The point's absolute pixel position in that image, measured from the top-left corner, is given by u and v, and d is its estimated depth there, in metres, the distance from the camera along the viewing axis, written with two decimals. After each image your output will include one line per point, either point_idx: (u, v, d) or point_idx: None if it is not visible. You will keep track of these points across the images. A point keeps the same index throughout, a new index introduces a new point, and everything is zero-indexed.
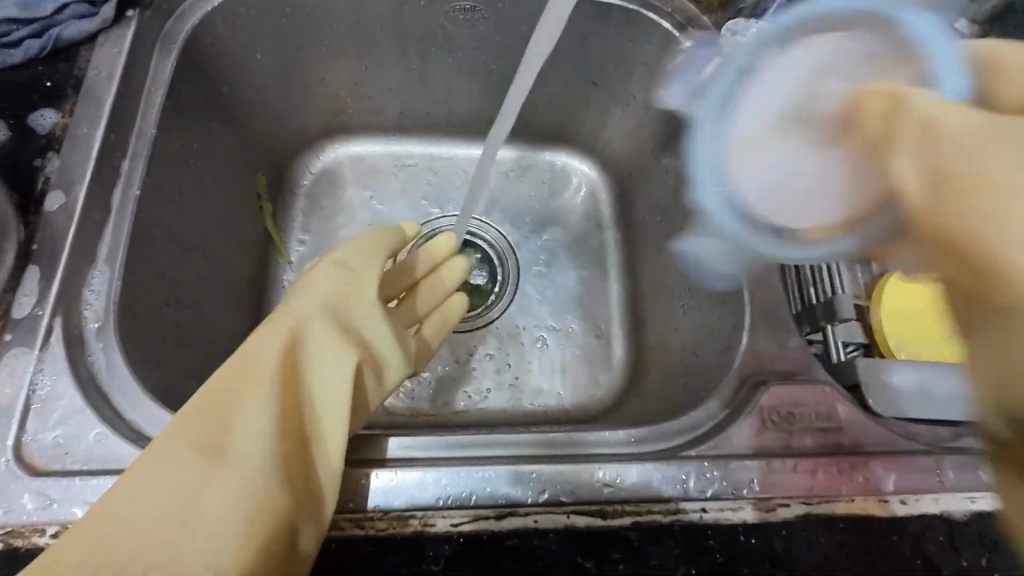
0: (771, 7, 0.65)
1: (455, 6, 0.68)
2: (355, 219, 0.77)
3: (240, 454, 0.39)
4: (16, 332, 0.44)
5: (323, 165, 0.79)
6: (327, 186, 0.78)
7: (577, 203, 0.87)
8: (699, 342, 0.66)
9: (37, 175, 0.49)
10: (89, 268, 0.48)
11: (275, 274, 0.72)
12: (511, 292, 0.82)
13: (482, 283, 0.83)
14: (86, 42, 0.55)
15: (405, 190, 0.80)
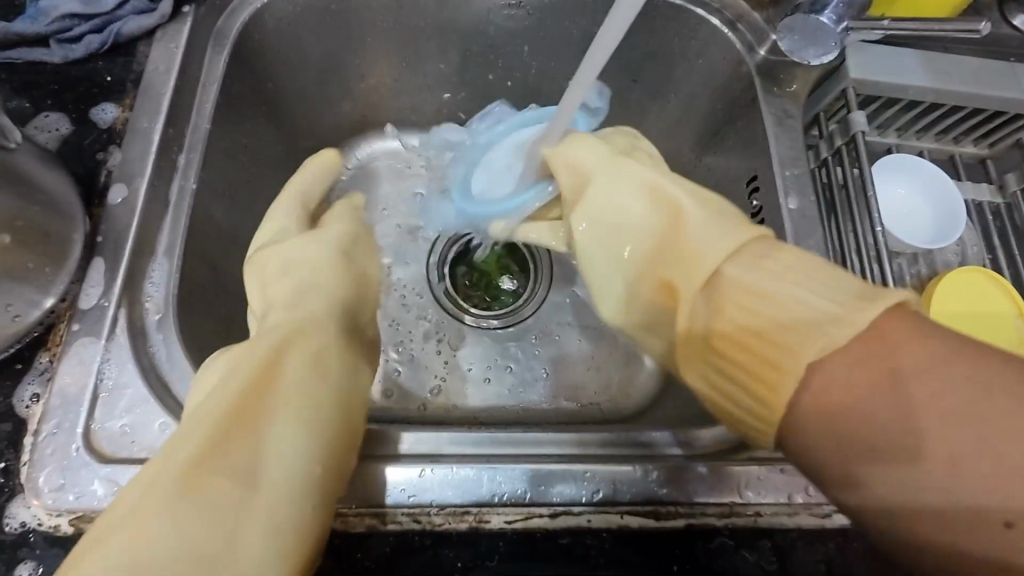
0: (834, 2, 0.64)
1: (501, 2, 0.68)
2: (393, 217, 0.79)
3: (267, 437, 0.38)
4: (83, 322, 0.45)
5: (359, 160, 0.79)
6: (365, 181, 0.79)
7: None
8: None
9: (100, 168, 0.50)
10: (150, 260, 0.49)
11: None
12: (542, 293, 0.81)
13: (512, 283, 0.82)
14: (145, 38, 0.55)
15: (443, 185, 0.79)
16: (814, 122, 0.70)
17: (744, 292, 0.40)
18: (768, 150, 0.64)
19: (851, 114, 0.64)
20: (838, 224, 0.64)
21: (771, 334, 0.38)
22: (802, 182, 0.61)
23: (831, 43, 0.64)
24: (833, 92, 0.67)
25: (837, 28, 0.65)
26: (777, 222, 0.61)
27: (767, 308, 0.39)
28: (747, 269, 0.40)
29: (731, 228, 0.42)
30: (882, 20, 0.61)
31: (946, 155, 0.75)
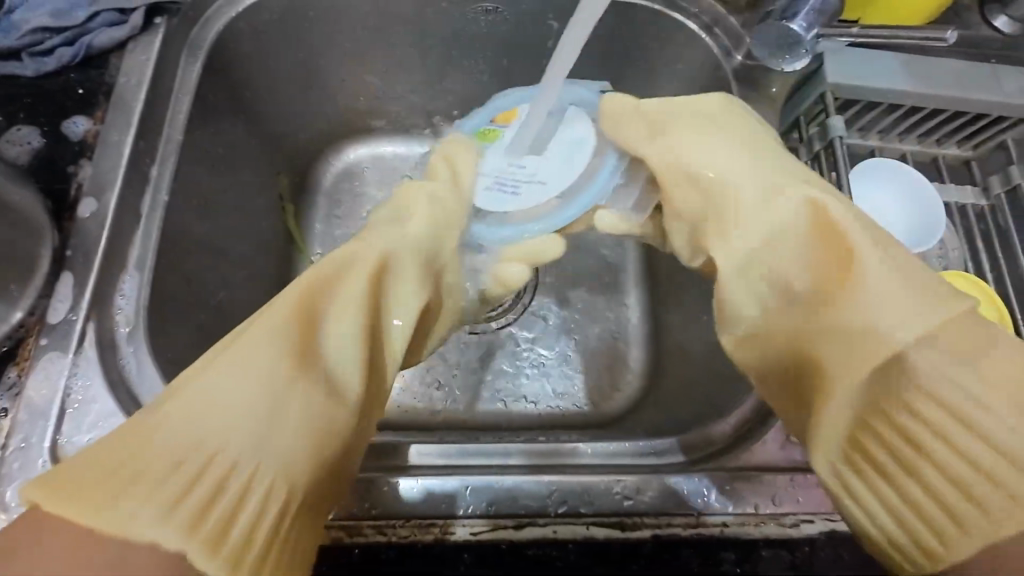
0: (802, 10, 0.63)
1: (478, 8, 0.68)
2: None
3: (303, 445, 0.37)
4: (51, 337, 0.46)
5: (344, 164, 0.80)
6: (347, 185, 0.80)
7: None
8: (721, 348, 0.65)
9: (70, 181, 0.50)
10: (121, 273, 0.49)
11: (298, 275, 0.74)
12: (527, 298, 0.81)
13: None
14: (117, 49, 0.55)
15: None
16: (794, 127, 0.70)
17: (918, 390, 0.36)
18: None
19: (829, 117, 0.63)
20: None
21: (921, 437, 0.36)
22: None
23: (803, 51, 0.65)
24: (812, 95, 0.66)
25: (806, 36, 0.64)
26: None
27: (945, 430, 0.35)
28: (936, 359, 0.36)
29: (916, 300, 0.36)
30: (851, 28, 0.62)
31: (929, 158, 0.75)
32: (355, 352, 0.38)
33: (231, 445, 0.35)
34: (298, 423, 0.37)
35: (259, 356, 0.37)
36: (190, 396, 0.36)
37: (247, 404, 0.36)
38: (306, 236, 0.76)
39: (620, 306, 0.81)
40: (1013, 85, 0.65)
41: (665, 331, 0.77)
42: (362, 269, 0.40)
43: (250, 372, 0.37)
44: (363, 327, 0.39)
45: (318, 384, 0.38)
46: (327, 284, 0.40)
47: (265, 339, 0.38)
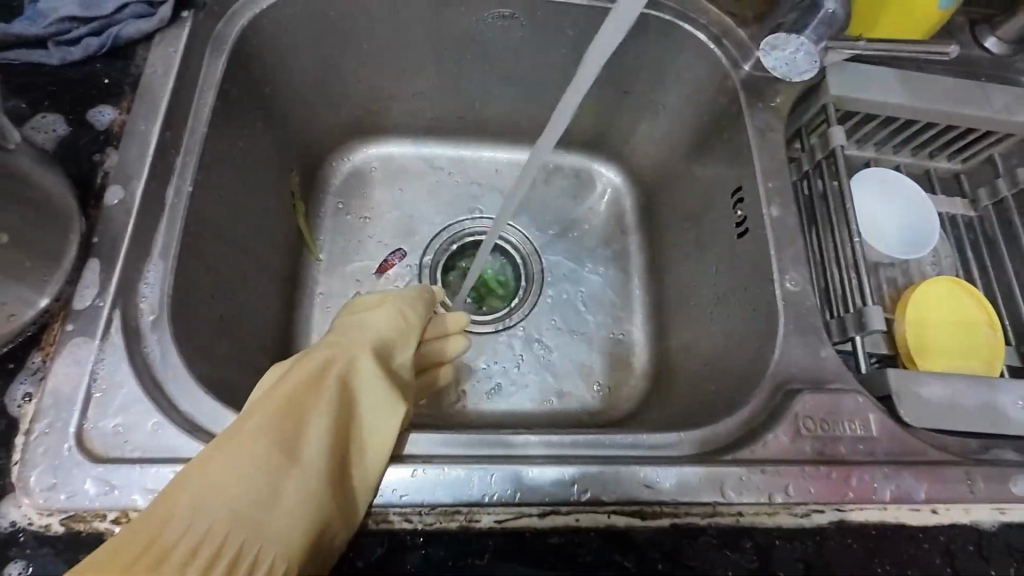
0: (812, 23, 0.66)
1: (495, 14, 0.70)
2: (387, 218, 0.80)
3: (297, 526, 0.38)
4: (77, 323, 0.45)
5: (355, 165, 0.81)
6: (358, 185, 0.81)
7: (603, 209, 0.88)
8: (725, 348, 0.67)
9: (96, 169, 0.50)
10: (146, 262, 0.49)
11: (309, 271, 0.75)
12: (535, 298, 0.83)
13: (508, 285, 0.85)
14: (143, 41, 0.56)
15: (439, 193, 0.82)
16: (796, 136, 0.73)
17: None
18: (752, 160, 0.66)
19: (831, 128, 0.67)
20: (817, 234, 0.67)
21: None
22: (783, 192, 0.64)
23: (809, 61, 0.67)
24: (813, 108, 0.69)
25: (817, 46, 0.67)
26: (760, 230, 0.63)
27: None
28: None
29: None
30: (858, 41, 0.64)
31: (922, 169, 0.78)
32: (334, 438, 0.42)
33: (230, 528, 0.37)
34: (290, 505, 0.39)
35: (251, 445, 0.40)
36: (185, 487, 0.38)
37: (242, 486, 0.38)
38: (317, 232, 0.77)
39: (624, 308, 0.83)
40: (1001, 102, 0.69)
41: (668, 333, 0.79)
42: (329, 366, 0.46)
43: (241, 458, 0.39)
44: (337, 414, 0.43)
45: (302, 469, 0.40)
46: (306, 382, 0.45)
47: (256, 432, 0.40)
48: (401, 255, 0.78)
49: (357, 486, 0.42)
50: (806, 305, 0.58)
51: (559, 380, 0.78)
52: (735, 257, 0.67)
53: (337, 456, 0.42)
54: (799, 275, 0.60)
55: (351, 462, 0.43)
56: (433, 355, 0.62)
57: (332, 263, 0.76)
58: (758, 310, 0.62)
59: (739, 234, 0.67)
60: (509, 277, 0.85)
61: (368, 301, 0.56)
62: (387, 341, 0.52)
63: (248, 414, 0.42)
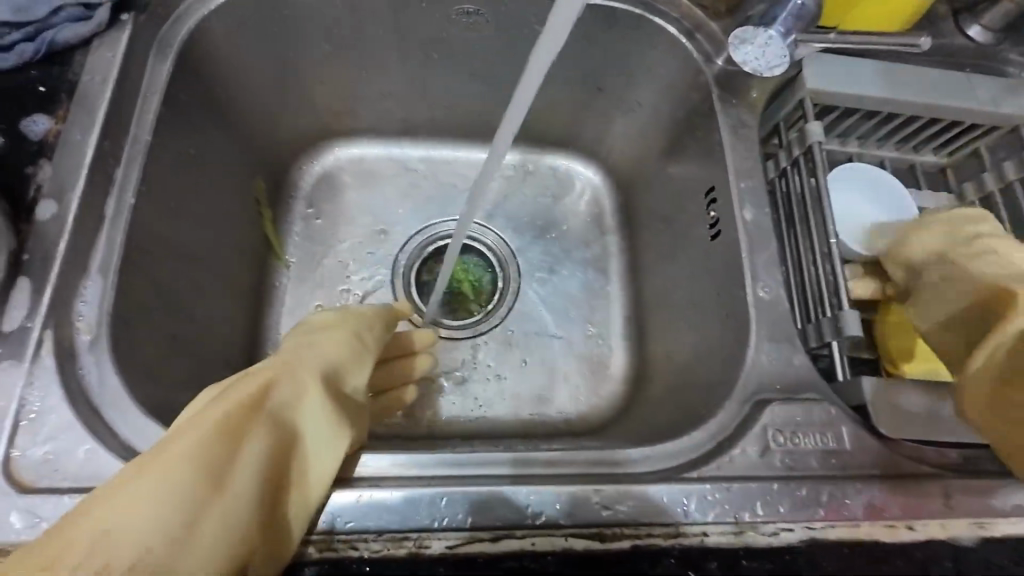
0: (780, 15, 0.65)
1: (458, 10, 0.67)
2: (355, 223, 0.77)
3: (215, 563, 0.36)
4: (5, 345, 0.43)
5: (321, 168, 0.79)
6: (325, 189, 0.78)
7: (580, 208, 0.86)
8: (700, 353, 0.65)
9: (28, 183, 0.48)
10: (82, 278, 0.47)
11: (274, 280, 0.72)
12: (511, 302, 0.80)
13: (484, 288, 0.82)
14: (81, 46, 0.53)
15: (409, 197, 0.80)
16: (774, 132, 0.70)
17: None
18: (725, 159, 0.64)
19: (807, 124, 0.64)
20: (795, 233, 0.64)
21: None
22: (757, 192, 0.61)
23: (780, 56, 0.66)
24: (790, 103, 0.67)
25: (785, 40, 0.66)
26: (733, 232, 0.61)
27: None
28: None
29: None
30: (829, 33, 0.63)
31: (906, 164, 0.76)
32: (269, 469, 0.40)
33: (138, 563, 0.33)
34: (209, 543, 0.36)
35: (176, 467, 0.36)
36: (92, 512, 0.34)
37: (158, 513, 0.35)
38: (283, 240, 0.74)
39: (601, 312, 0.80)
40: (986, 93, 0.66)
41: (647, 337, 0.77)
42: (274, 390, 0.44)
43: (162, 482, 0.36)
44: (276, 441, 0.41)
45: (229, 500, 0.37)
46: (246, 403, 0.42)
47: (181, 456, 0.37)
48: (369, 261, 0.76)
49: (289, 520, 0.40)
50: (779, 311, 0.56)
51: (533, 387, 0.76)
52: (709, 260, 0.65)
53: (270, 487, 0.39)
54: (773, 279, 0.57)
55: (284, 495, 0.40)
56: (395, 374, 0.60)
57: (297, 270, 0.74)
58: (731, 315, 0.60)
59: (713, 236, 0.64)
60: (484, 281, 0.83)
61: (323, 320, 0.54)
62: (341, 365, 0.49)
63: (175, 435, 0.39)
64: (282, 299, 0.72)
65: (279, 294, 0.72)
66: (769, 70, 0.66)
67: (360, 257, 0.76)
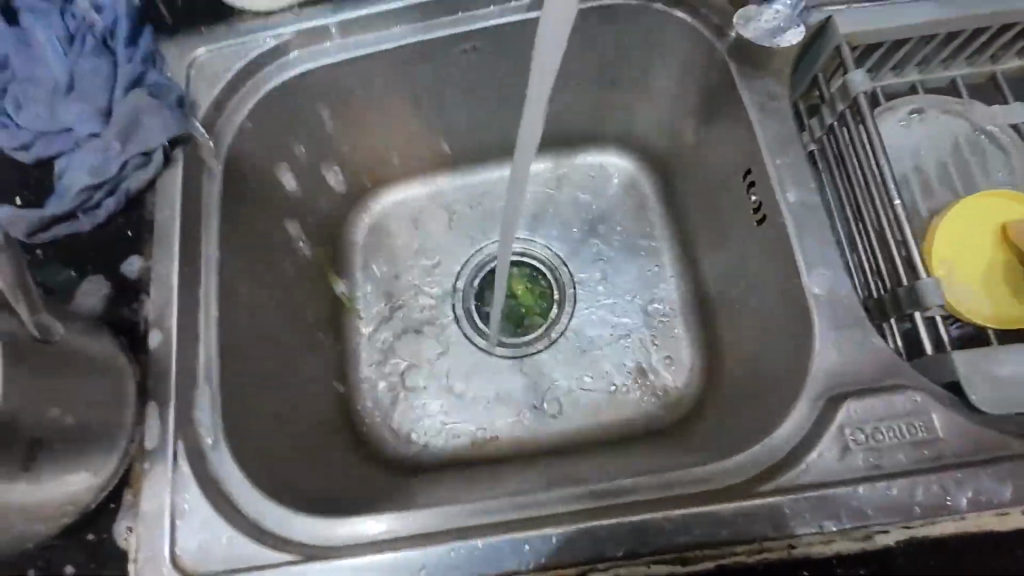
0: None
1: (459, 49, 0.70)
2: (412, 264, 0.86)
3: None
4: (151, 460, 0.52)
5: (376, 217, 0.86)
6: (382, 235, 0.86)
7: (622, 196, 0.87)
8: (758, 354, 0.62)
9: (139, 318, 0.58)
10: (195, 389, 0.56)
11: (352, 329, 0.83)
12: (571, 302, 0.85)
13: (545, 295, 0.87)
14: (149, 188, 0.62)
15: (460, 226, 0.87)
16: (813, 85, 0.65)
17: None
18: (755, 138, 0.60)
19: (848, 74, 0.59)
20: (856, 197, 0.60)
21: None
22: (798, 167, 0.57)
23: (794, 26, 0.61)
24: (826, 52, 0.61)
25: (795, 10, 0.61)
26: (777, 217, 0.57)
27: None
28: None
29: None
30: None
31: (986, 75, 0.68)
32: None
33: None
34: None
35: None
36: None
37: None
38: (353, 292, 0.84)
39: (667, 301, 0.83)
40: None
41: (716, 325, 0.79)
42: None
43: None
44: None
45: None
46: None
47: None
48: (434, 300, 0.85)
49: None
50: (842, 296, 0.52)
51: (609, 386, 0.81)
52: (760, 247, 0.61)
53: None
54: (832, 260, 0.53)
55: None
56: None
57: (370, 317, 0.83)
58: (788, 304, 0.56)
59: (758, 222, 0.60)
60: (543, 288, 0.87)
61: None
62: None
63: None
64: (364, 347, 0.82)
65: (360, 343, 0.82)
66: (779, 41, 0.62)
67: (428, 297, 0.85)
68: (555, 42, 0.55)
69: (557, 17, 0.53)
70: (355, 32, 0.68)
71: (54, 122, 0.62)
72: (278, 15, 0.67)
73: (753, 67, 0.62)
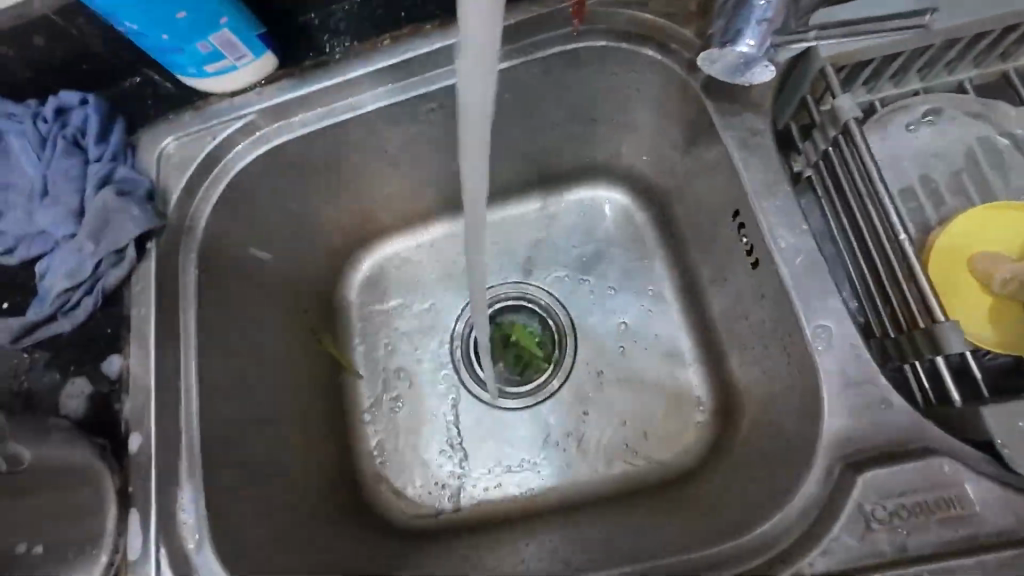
0: (747, 26, 0.49)
1: (426, 108, 0.69)
2: (405, 318, 0.84)
3: None
4: (136, 571, 0.52)
5: (366, 275, 0.85)
6: (373, 292, 0.84)
7: (616, 231, 0.83)
8: (768, 405, 0.57)
9: (120, 420, 0.57)
10: (178, 491, 0.55)
11: (349, 394, 0.80)
12: (572, 349, 0.81)
13: (545, 340, 0.84)
14: (126, 283, 0.61)
15: (452, 275, 0.85)
16: (803, 107, 0.60)
17: None
18: (739, 178, 0.56)
19: (835, 99, 0.54)
20: (861, 227, 0.55)
21: None
22: (788, 208, 0.53)
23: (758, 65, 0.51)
24: (808, 77, 0.56)
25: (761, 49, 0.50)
26: (770, 262, 0.52)
27: None
28: None
29: None
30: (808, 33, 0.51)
31: (997, 74, 0.62)
32: None
33: None
34: None
35: None
36: None
37: None
38: (348, 353, 0.82)
39: (671, 339, 0.79)
40: None
41: (726, 362, 0.74)
42: None
43: None
44: None
45: None
46: None
47: None
48: (431, 354, 0.82)
49: None
50: (850, 347, 0.47)
51: (619, 434, 0.77)
52: (759, 291, 0.56)
53: None
54: (833, 309, 0.49)
55: None
56: None
57: (367, 378, 0.81)
58: (792, 355, 0.52)
59: (752, 265, 0.56)
60: (541, 333, 0.84)
61: None
62: None
63: None
64: (362, 410, 0.80)
65: (359, 406, 0.80)
66: (746, 78, 0.51)
67: (424, 352, 0.82)
68: (480, 104, 0.53)
69: (477, 74, 0.50)
70: (318, 105, 0.67)
71: (31, 225, 0.63)
72: (243, 95, 0.66)
73: (731, 100, 0.58)
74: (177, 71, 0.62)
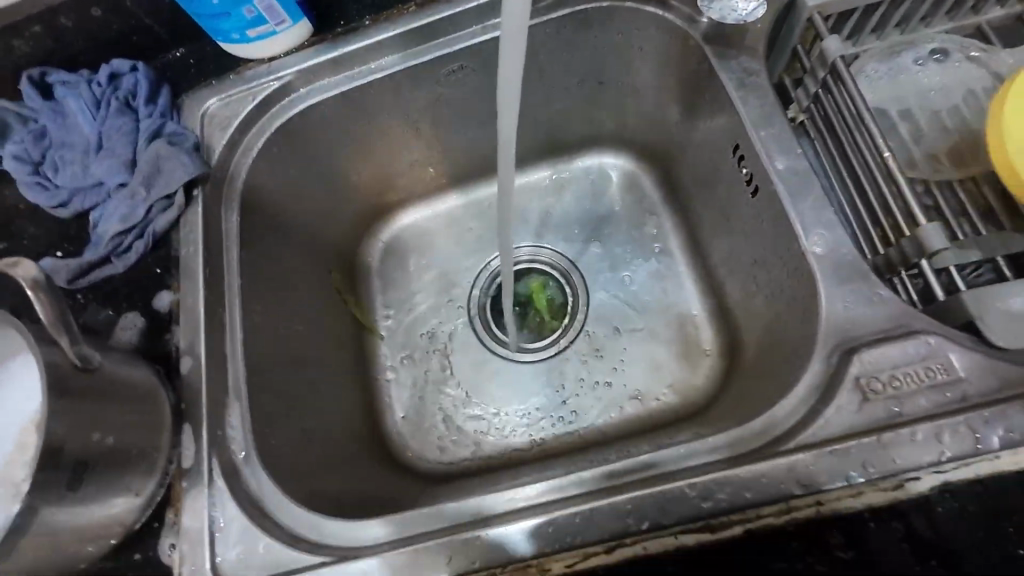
0: None
1: (447, 70, 0.75)
2: (425, 280, 0.89)
3: None
4: (189, 478, 0.56)
5: (388, 240, 0.90)
6: (396, 256, 0.90)
7: (622, 194, 0.88)
8: (772, 324, 0.62)
9: (172, 348, 0.61)
10: (226, 409, 0.59)
11: (375, 349, 0.85)
12: (585, 305, 0.86)
13: (558, 298, 0.88)
14: (173, 228, 0.66)
15: (468, 239, 0.90)
16: (794, 58, 0.66)
17: None
18: (737, 114, 0.61)
19: (822, 42, 0.60)
20: (849, 158, 0.60)
21: None
22: (783, 136, 0.58)
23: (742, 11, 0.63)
24: (798, 25, 0.62)
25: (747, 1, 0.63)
26: (769, 185, 0.58)
27: None
28: None
29: None
30: None
31: (970, 27, 0.68)
32: None
33: None
34: None
35: None
36: None
37: None
38: (371, 313, 0.87)
39: (678, 291, 0.83)
40: None
41: (730, 305, 0.78)
42: None
43: None
44: None
45: None
46: None
47: None
48: (450, 312, 0.87)
49: None
50: (843, 252, 0.52)
51: (632, 380, 0.81)
52: (759, 218, 0.61)
53: None
54: (827, 221, 0.53)
55: None
56: None
57: (390, 337, 0.86)
58: (792, 269, 0.56)
59: (753, 194, 0.61)
60: (553, 291, 0.88)
61: None
62: None
63: None
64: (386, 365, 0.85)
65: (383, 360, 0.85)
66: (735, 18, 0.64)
67: (442, 312, 0.87)
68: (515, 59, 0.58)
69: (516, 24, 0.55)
70: (348, 68, 0.73)
71: (86, 178, 0.68)
72: (279, 59, 0.72)
73: (728, 48, 0.64)
74: (221, 37, 0.68)
